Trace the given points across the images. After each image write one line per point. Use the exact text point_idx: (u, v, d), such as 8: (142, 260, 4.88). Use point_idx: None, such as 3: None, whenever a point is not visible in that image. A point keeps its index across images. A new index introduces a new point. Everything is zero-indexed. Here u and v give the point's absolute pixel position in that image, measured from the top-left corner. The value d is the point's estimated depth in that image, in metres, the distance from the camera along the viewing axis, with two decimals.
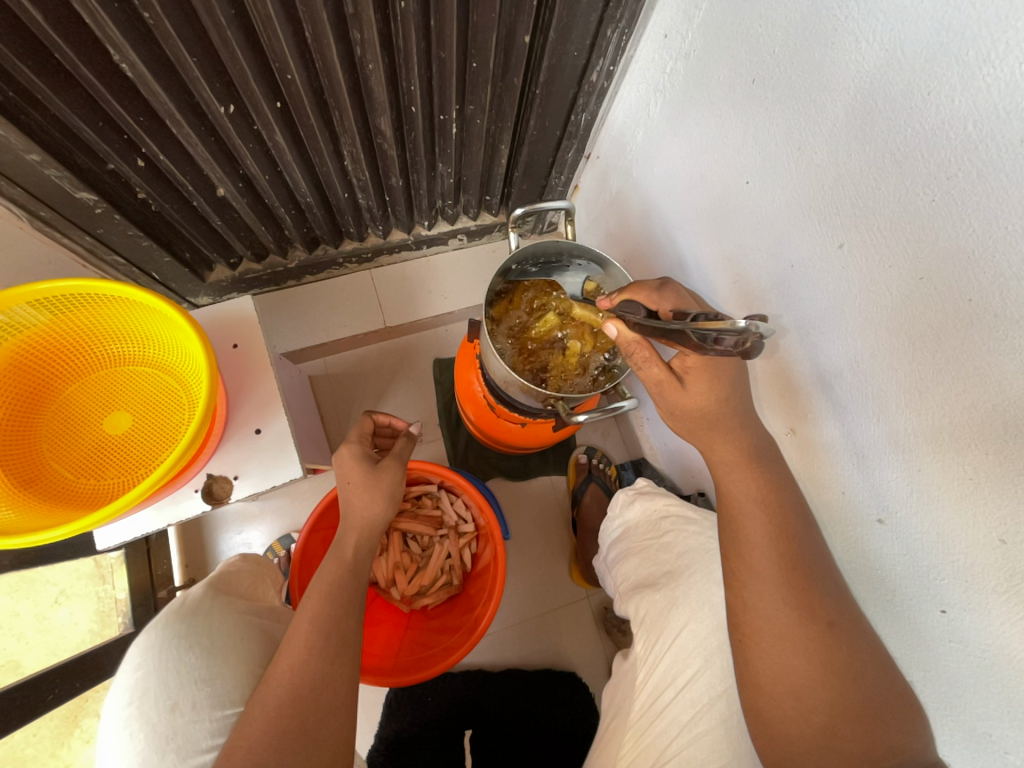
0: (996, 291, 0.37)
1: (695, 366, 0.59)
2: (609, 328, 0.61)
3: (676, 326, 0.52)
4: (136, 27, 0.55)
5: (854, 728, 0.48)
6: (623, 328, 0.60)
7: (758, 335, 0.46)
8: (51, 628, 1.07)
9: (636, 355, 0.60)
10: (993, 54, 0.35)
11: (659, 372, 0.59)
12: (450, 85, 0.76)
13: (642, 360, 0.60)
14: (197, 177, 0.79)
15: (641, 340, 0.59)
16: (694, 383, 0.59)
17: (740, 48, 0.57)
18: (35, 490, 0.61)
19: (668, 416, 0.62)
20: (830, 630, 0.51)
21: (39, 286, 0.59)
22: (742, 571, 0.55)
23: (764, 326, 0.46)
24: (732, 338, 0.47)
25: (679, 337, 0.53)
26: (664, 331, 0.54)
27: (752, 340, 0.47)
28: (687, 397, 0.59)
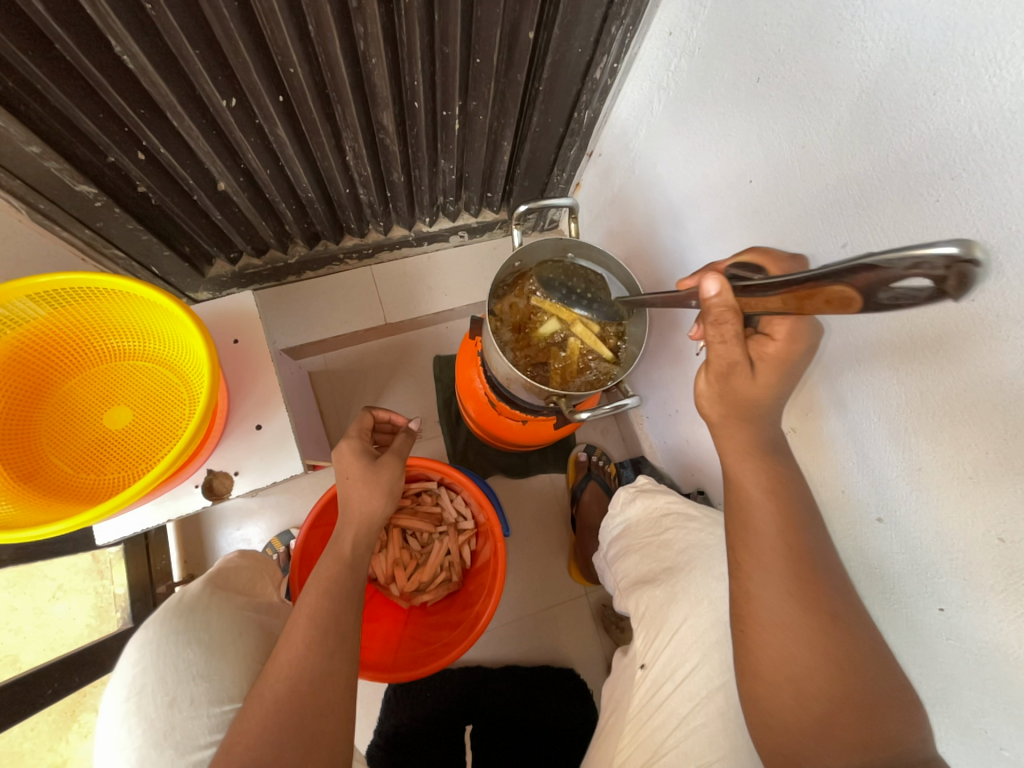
0: (998, 291, 0.38)
1: (771, 357, 0.54)
2: (709, 283, 0.48)
3: (836, 264, 0.37)
4: (138, 19, 0.55)
5: (852, 719, 0.47)
6: (727, 293, 0.48)
7: (976, 264, 0.31)
8: (49, 623, 1.06)
9: (725, 327, 0.51)
10: (999, 55, 0.35)
11: (737, 355, 0.53)
12: (452, 80, 0.76)
13: (730, 336, 0.51)
14: (198, 172, 0.78)
15: (737, 311, 0.49)
16: (762, 374, 0.55)
17: (744, 46, 0.57)
18: (35, 484, 0.61)
19: (711, 397, 0.58)
20: (833, 623, 0.50)
21: (39, 279, 0.58)
22: (748, 562, 0.54)
23: (985, 252, 0.30)
24: (936, 265, 0.32)
25: (841, 280, 0.37)
26: (811, 277, 0.39)
27: (960, 273, 0.31)
28: (752, 386, 0.56)
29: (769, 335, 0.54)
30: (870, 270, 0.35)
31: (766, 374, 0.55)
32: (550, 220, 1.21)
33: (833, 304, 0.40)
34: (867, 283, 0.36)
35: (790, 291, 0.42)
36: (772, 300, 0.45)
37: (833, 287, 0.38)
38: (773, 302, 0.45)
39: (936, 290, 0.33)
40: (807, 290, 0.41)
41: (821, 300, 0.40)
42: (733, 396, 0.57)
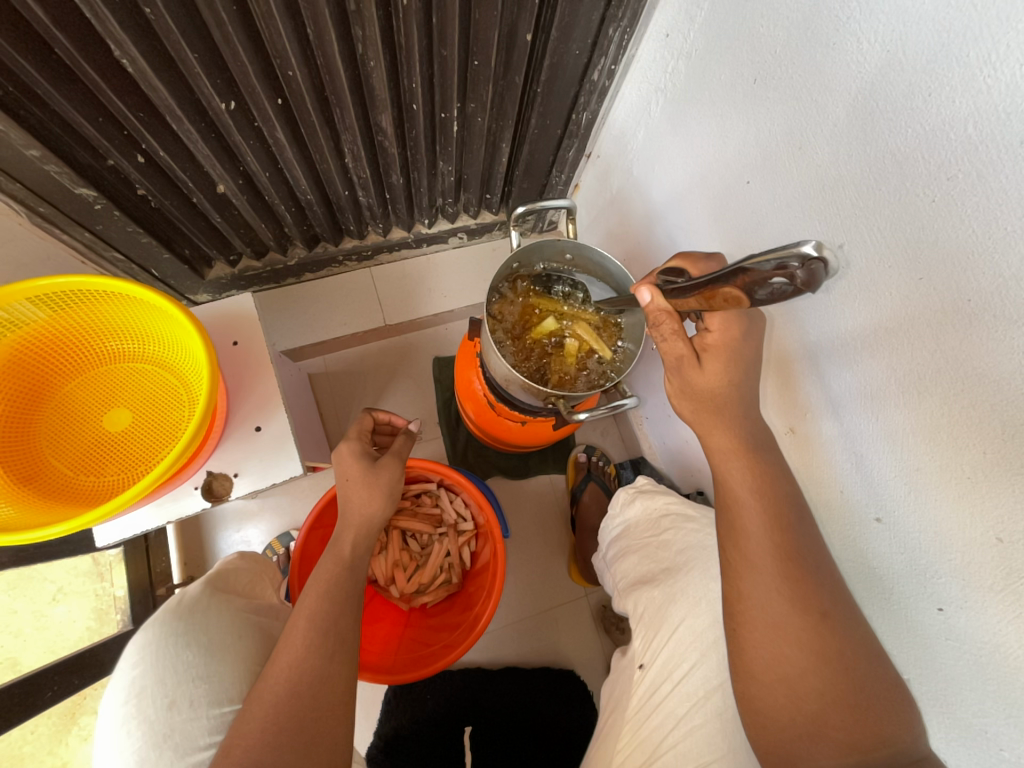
0: (995, 292, 0.38)
1: (714, 346, 0.58)
2: (643, 293, 0.58)
3: (727, 267, 0.46)
4: (137, 23, 0.55)
5: (843, 717, 0.47)
6: (658, 297, 0.56)
7: (821, 264, 0.39)
8: (48, 625, 1.06)
9: (664, 326, 0.58)
10: (994, 56, 0.35)
11: (681, 348, 0.58)
12: (451, 83, 0.76)
13: (669, 332, 0.58)
14: (197, 175, 0.79)
15: (672, 312, 0.57)
16: (709, 363, 0.58)
17: (741, 49, 0.57)
18: (34, 487, 0.61)
19: (677, 394, 0.61)
20: (822, 620, 0.50)
21: (39, 282, 0.59)
22: (738, 564, 0.54)
23: (830, 254, 0.39)
24: (794, 263, 0.40)
25: (728, 281, 0.46)
26: (709, 282, 0.48)
27: (808, 270, 0.40)
28: (701, 376, 0.58)
29: (708, 327, 0.58)
30: (746, 273, 0.44)
31: (714, 363, 0.58)
32: (549, 222, 1.22)
33: (729, 303, 0.48)
34: (746, 283, 0.44)
35: (701, 292, 0.51)
36: (691, 301, 0.53)
37: (725, 287, 0.47)
38: (692, 302, 0.53)
39: (793, 286, 0.41)
40: (711, 291, 0.49)
41: (720, 299, 0.48)
42: (720, 397, 0.57)
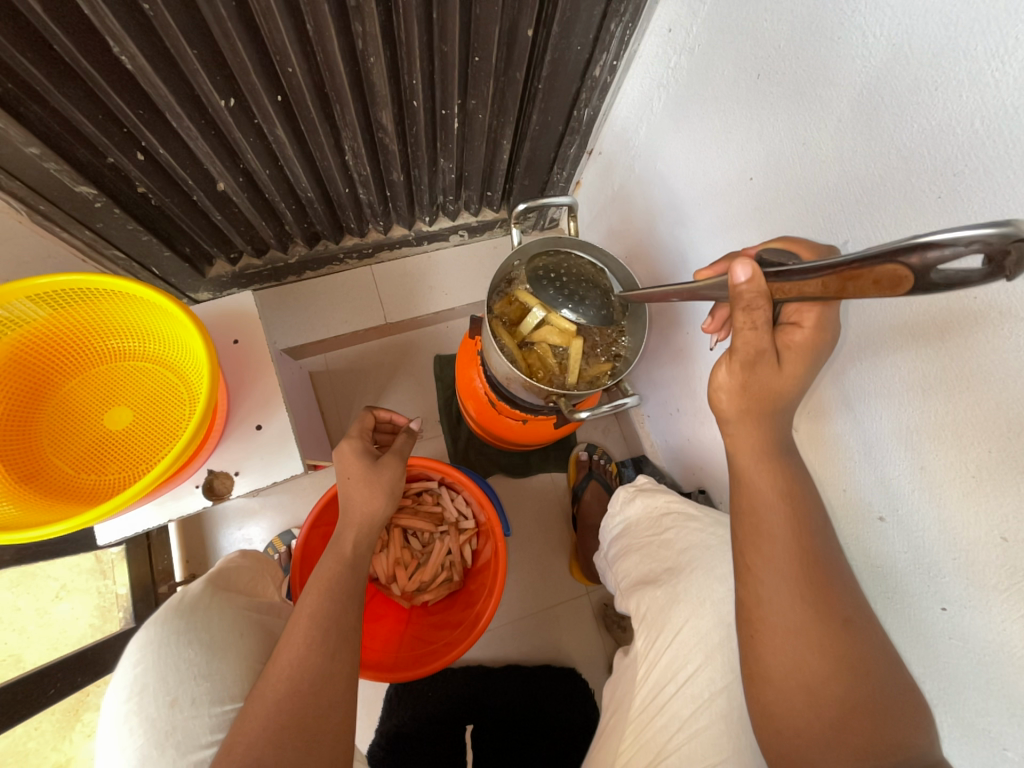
0: (1001, 288, 0.37)
1: (799, 346, 0.51)
2: (738, 269, 0.44)
3: (877, 246, 0.33)
4: (135, 19, 0.55)
5: (861, 721, 0.47)
6: (757, 279, 0.44)
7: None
8: (52, 623, 1.07)
9: (757, 314, 0.46)
10: (1002, 49, 0.35)
11: (765, 343, 0.48)
12: (451, 78, 0.75)
13: (761, 324, 0.47)
14: (197, 172, 0.78)
15: (767, 296, 0.45)
16: (789, 364, 0.51)
17: (744, 44, 0.57)
18: (35, 485, 0.61)
19: (733, 389, 0.53)
20: (845, 627, 0.50)
21: (39, 280, 0.59)
22: (755, 561, 0.53)
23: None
24: (991, 240, 0.29)
25: (886, 259, 0.34)
26: (851, 258, 0.36)
27: (1019, 251, 0.29)
28: (777, 378, 0.51)
29: (797, 323, 0.51)
30: (921, 249, 0.31)
31: (793, 364, 0.51)
32: (550, 219, 1.21)
33: (880, 285, 0.36)
34: (920, 262, 0.32)
35: (834, 271, 0.38)
36: (811, 284, 0.41)
37: (880, 267, 0.34)
38: (811, 287, 0.41)
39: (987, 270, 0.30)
40: (852, 270, 0.36)
41: (868, 280, 0.36)
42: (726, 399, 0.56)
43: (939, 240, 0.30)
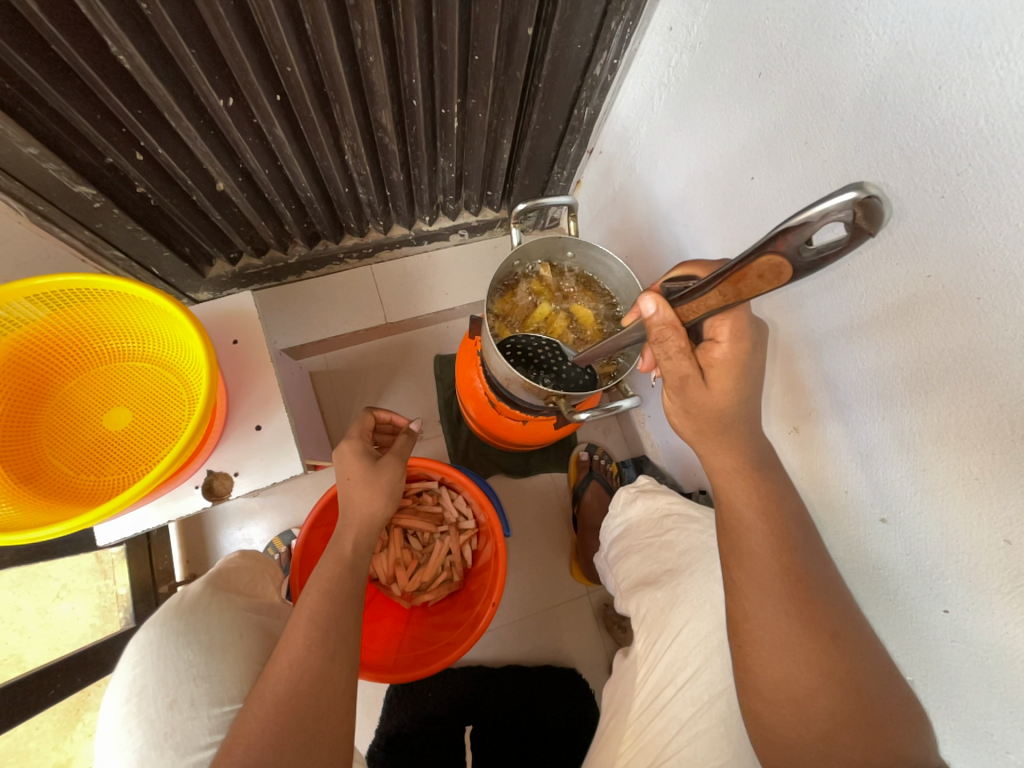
0: (1004, 289, 0.37)
1: (721, 362, 0.54)
2: (646, 304, 0.51)
3: (755, 240, 0.39)
4: (133, 18, 0.55)
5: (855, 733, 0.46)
6: (665, 308, 0.50)
7: (876, 198, 0.32)
8: (53, 622, 1.07)
9: (668, 342, 0.52)
10: (1006, 47, 0.34)
11: (686, 367, 0.53)
12: (451, 78, 0.75)
13: (674, 352, 0.52)
14: (197, 172, 0.78)
15: (677, 326, 0.51)
16: (717, 381, 0.55)
17: (746, 42, 0.56)
18: (35, 486, 0.61)
19: (679, 414, 0.58)
20: (834, 641, 0.49)
21: (38, 280, 0.58)
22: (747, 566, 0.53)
23: (881, 187, 0.32)
24: (841, 210, 0.33)
25: (763, 251, 0.39)
26: (732, 265, 0.42)
27: (867, 207, 0.32)
28: (709, 396, 0.55)
29: (715, 338, 0.54)
30: (788, 234, 0.36)
31: (720, 380, 0.55)
32: (550, 218, 1.21)
33: (766, 278, 0.41)
34: (789, 246, 0.37)
35: (725, 278, 0.44)
36: (710, 297, 0.46)
37: (759, 260, 0.40)
38: (711, 298, 0.46)
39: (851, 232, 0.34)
40: (739, 272, 0.42)
41: (754, 277, 0.41)
42: (727, 404, 0.56)
43: (795, 222, 0.35)
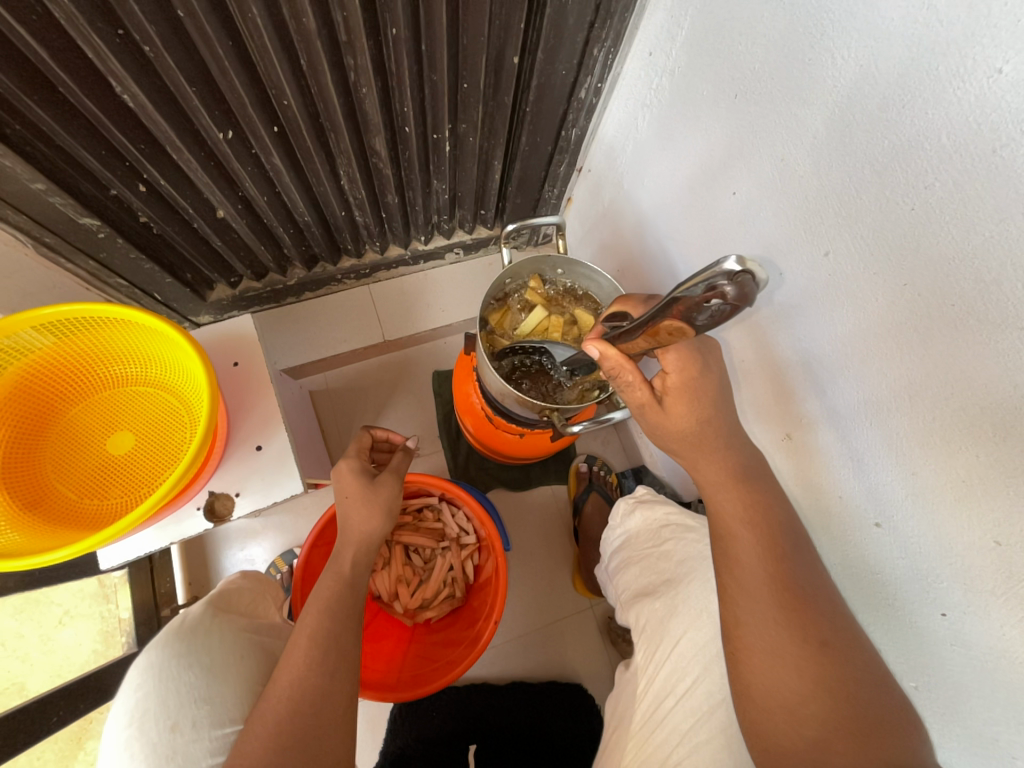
0: (979, 296, 0.38)
1: (675, 388, 0.57)
2: (591, 350, 0.56)
3: (662, 299, 0.46)
4: (137, 60, 0.57)
5: (855, 733, 0.47)
6: (608, 351, 0.55)
7: (749, 275, 0.39)
8: (55, 649, 1.07)
9: (623, 376, 0.57)
10: (963, 68, 0.36)
11: (642, 395, 0.58)
12: (442, 105, 0.78)
13: (629, 382, 0.57)
14: (198, 201, 0.81)
15: (626, 361, 0.55)
16: (674, 407, 0.57)
17: (722, 65, 0.58)
18: (39, 512, 0.62)
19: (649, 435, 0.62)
20: (822, 650, 0.50)
21: (43, 311, 0.60)
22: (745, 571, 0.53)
23: (758, 268, 0.39)
24: (723, 281, 0.40)
25: (665, 313, 0.46)
26: (651, 318, 0.49)
27: (740, 283, 0.39)
28: (669, 421, 0.58)
29: (664, 367, 0.57)
30: (681, 300, 0.44)
31: (677, 405, 0.57)
32: (543, 235, 1.23)
33: (674, 334, 0.48)
34: (683, 310, 0.44)
35: (644, 330, 0.51)
36: (639, 342, 0.53)
37: (665, 320, 0.47)
38: (642, 343, 0.53)
39: (728, 304, 0.41)
40: (653, 326, 0.49)
41: (665, 332, 0.49)
42: (712, 414, 0.58)
43: (682, 294, 0.43)
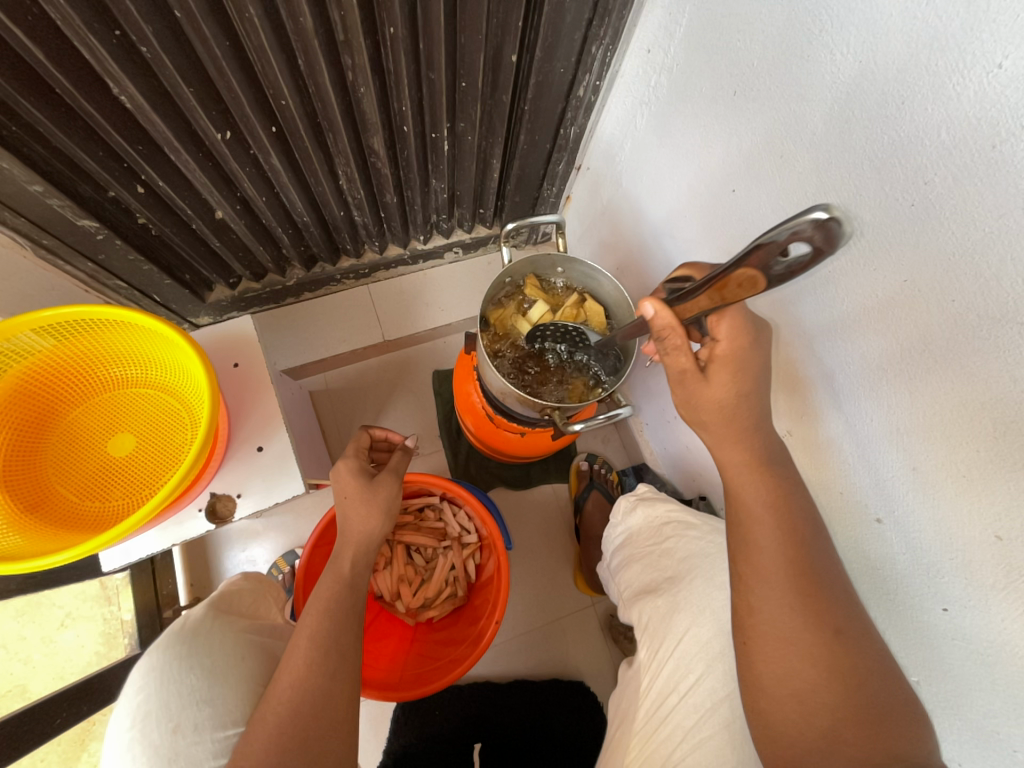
0: (979, 292, 0.38)
1: (722, 357, 0.54)
2: (646, 308, 0.53)
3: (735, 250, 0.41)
4: (134, 61, 0.57)
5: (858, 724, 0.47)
6: (662, 310, 0.51)
7: (836, 220, 0.33)
8: (57, 652, 1.07)
9: (669, 341, 0.53)
10: (962, 63, 0.36)
11: (685, 361, 0.54)
12: (440, 104, 0.78)
13: (673, 348, 0.54)
14: (196, 202, 0.80)
15: (676, 326, 0.52)
16: (717, 375, 0.54)
17: (720, 62, 0.58)
18: (41, 514, 0.62)
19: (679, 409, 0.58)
20: (824, 645, 0.50)
21: (42, 313, 0.60)
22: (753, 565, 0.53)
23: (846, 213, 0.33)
24: (806, 228, 0.35)
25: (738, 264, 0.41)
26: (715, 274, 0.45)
27: (826, 229, 0.34)
28: (708, 390, 0.54)
29: (714, 336, 0.55)
30: (758, 250, 0.38)
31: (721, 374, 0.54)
32: (541, 233, 1.23)
33: (744, 287, 0.43)
34: (759, 262, 0.39)
35: (710, 286, 0.46)
36: (700, 301, 0.48)
37: (736, 272, 0.42)
38: (701, 301, 0.48)
39: (812, 251, 0.36)
40: (722, 280, 0.44)
41: (734, 285, 0.43)
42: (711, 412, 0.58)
43: (765, 240, 0.37)
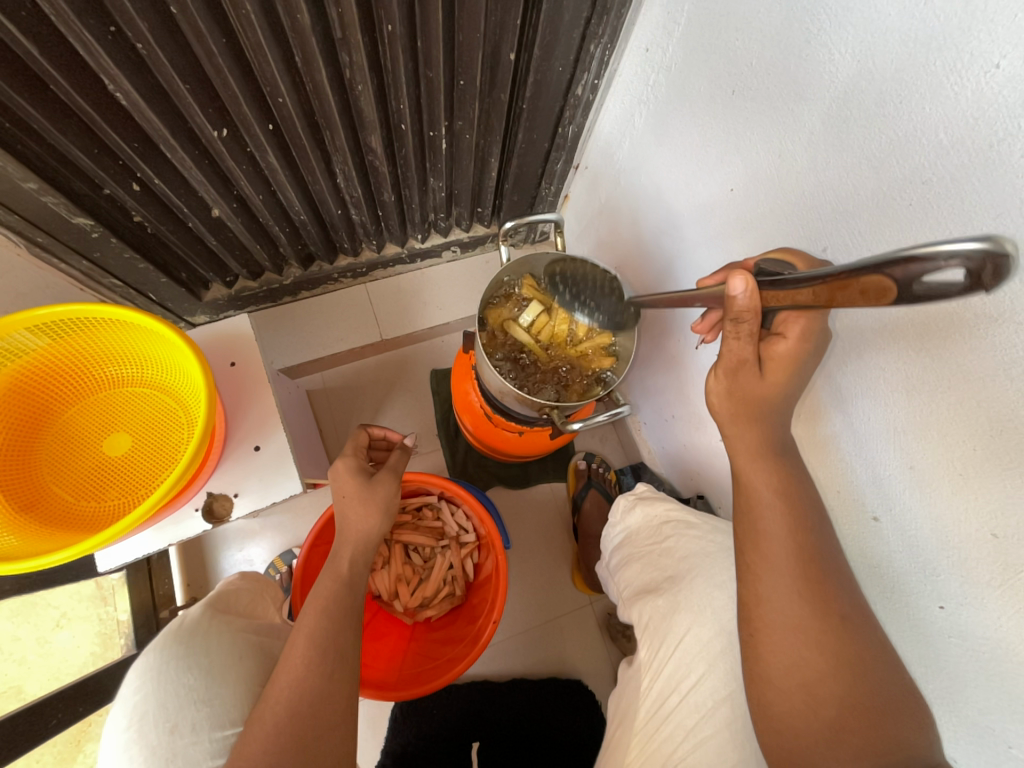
0: (975, 291, 0.39)
1: (780, 358, 0.51)
2: (735, 282, 0.46)
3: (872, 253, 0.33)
4: (129, 57, 0.57)
5: (857, 721, 0.47)
6: (749, 293, 0.46)
7: (1005, 257, 0.27)
8: (52, 652, 1.06)
9: (742, 326, 0.49)
10: (959, 63, 0.36)
11: (746, 353, 0.51)
12: (438, 102, 0.78)
13: (744, 335, 0.50)
14: (192, 200, 0.80)
15: (756, 311, 0.47)
16: (772, 375, 0.52)
17: (718, 61, 0.58)
18: (36, 514, 0.62)
19: (720, 394, 0.56)
20: (821, 642, 0.50)
21: (37, 311, 0.59)
22: (752, 564, 0.53)
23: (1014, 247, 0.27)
24: (967, 258, 0.28)
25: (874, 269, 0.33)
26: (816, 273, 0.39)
27: (996, 264, 0.28)
28: (759, 385, 0.53)
29: (782, 333, 0.51)
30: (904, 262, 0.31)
31: (776, 373, 0.52)
32: (540, 232, 1.23)
33: (867, 295, 0.35)
34: (903, 272, 0.31)
35: (822, 280, 0.38)
36: (801, 294, 0.41)
37: (867, 275, 0.34)
38: (798, 297, 0.42)
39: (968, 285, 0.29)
40: (841, 280, 0.36)
41: (855, 290, 0.36)
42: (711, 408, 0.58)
43: (926, 252, 0.30)
